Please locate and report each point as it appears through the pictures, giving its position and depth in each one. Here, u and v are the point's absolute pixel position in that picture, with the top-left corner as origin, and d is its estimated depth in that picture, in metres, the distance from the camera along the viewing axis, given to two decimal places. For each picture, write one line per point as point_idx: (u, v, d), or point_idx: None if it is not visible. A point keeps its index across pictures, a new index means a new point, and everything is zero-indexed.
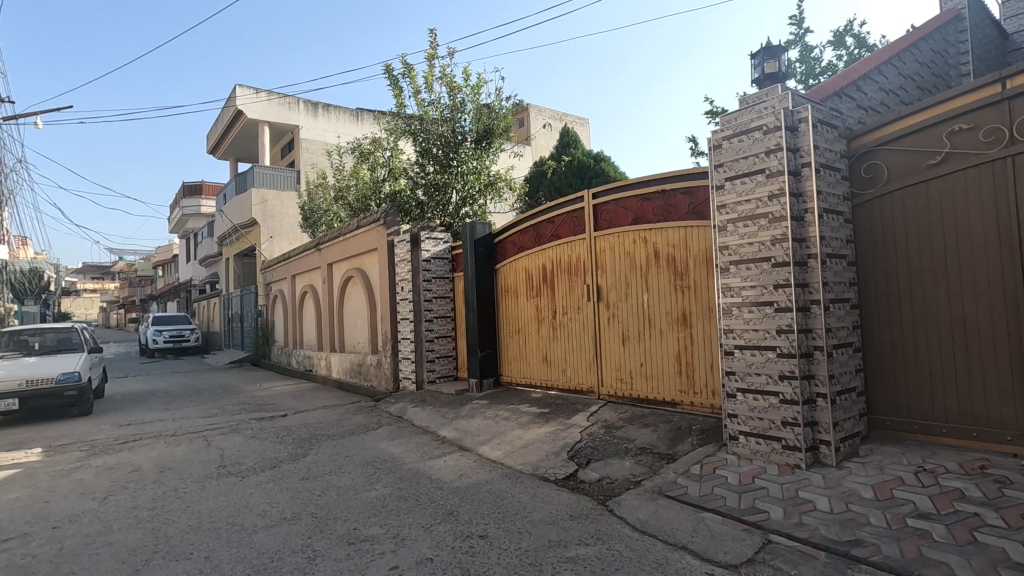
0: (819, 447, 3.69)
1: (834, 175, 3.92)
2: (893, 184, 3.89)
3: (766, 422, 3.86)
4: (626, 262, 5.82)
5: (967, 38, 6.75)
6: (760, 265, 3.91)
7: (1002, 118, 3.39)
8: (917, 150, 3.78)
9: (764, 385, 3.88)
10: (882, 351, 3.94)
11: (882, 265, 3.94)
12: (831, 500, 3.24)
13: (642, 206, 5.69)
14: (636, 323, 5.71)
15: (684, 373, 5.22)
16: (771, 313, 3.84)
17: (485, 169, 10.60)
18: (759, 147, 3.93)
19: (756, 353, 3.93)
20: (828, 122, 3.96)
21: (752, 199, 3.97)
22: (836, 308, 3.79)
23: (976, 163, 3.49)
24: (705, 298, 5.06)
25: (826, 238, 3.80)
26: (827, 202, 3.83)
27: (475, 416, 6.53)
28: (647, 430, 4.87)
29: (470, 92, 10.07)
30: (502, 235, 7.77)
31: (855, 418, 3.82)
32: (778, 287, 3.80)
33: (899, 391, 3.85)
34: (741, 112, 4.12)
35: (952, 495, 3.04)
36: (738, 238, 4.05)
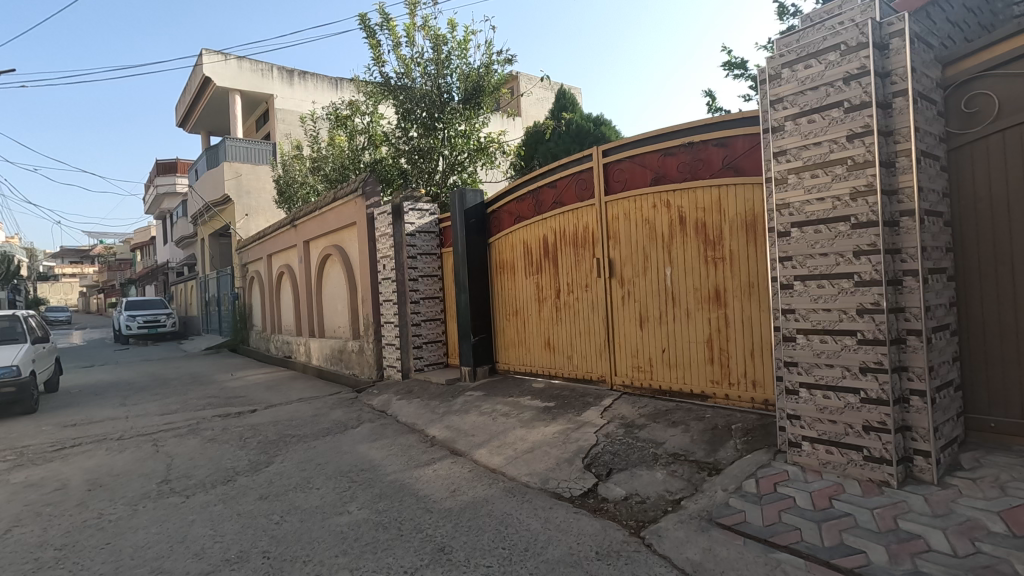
0: (913, 459, 2.89)
1: (930, 109, 3.05)
2: (1006, 118, 2.99)
3: (840, 426, 3.05)
4: (643, 231, 4.94)
5: None
6: (834, 227, 3.04)
7: None
8: None
9: (838, 380, 3.05)
10: (986, 335, 3.09)
11: (989, 227, 3.06)
12: (948, 534, 2.44)
13: (664, 163, 4.78)
14: (657, 303, 4.85)
15: (717, 361, 4.41)
16: (850, 289, 2.98)
17: (475, 132, 9.61)
18: (834, 73, 3.04)
19: (827, 339, 3.08)
20: (923, 40, 3.07)
21: (822, 141, 3.09)
22: (933, 280, 2.96)
23: None
24: (744, 271, 4.23)
25: (923, 189, 2.94)
26: (922, 142, 2.96)
27: (469, 411, 5.68)
28: (677, 430, 4.05)
29: (457, 45, 8.99)
30: (495, 204, 6.83)
31: (953, 419, 3.02)
32: (860, 254, 2.94)
33: (1009, 385, 3.03)
34: (805, 31, 3.22)
35: None
36: (803, 193, 3.17)
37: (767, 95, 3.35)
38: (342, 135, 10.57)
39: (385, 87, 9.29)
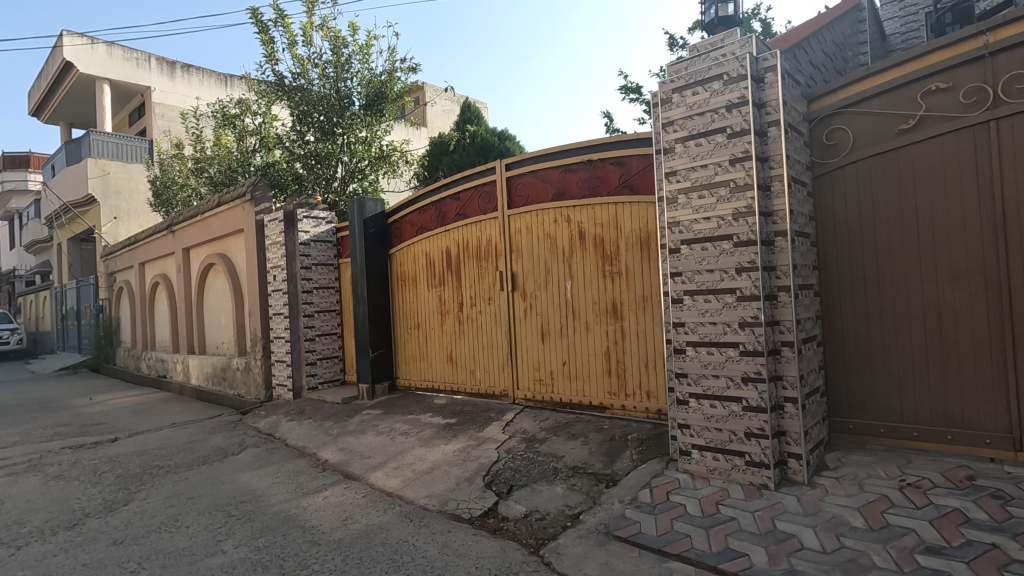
0: (787, 462, 3.10)
1: (798, 139, 3.35)
2: (859, 151, 3.35)
3: (725, 434, 3.21)
4: (545, 245, 4.99)
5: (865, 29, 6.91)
6: (718, 245, 3.22)
7: (985, 78, 2.94)
8: (886, 112, 3.26)
9: (722, 390, 3.21)
10: (845, 345, 3.42)
11: (847, 248, 3.40)
12: (818, 532, 2.62)
13: (565, 179, 4.87)
14: (558, 316, 4.91)
15: (614, 374, 4.52)
16: (732, 303, 3.17)
17: (376, 140, 9.32)
18: (718, 101, 3.24)
19: (714, 351, 3.25)
20: (792, 76, 3.37)
21: (709, 164, 3.28)
22: (803, 295, 3.22)
23: (955, 129, 3.02)
24: (639, 286, 4.39)
25: (793, 212, 3.21)
26: (793, 169, 3.24)
27: (365, 431, 5.38)
28: (577, 443, 4.08)
29: (358, 49, 8.69)
30: (397, 214, 6.61)
31: (819, 423, 3.29)
32: (741, 271, 3.13)
33: (864, 391, 3.35)
34: (692, 60, 3.42)
35: (955, 519, 2.51)
36: (691, 212, 3.34)
37: (660, 118, 3.51)
38: (229, 135, 9.80)
39: (279, 87, 8.76)
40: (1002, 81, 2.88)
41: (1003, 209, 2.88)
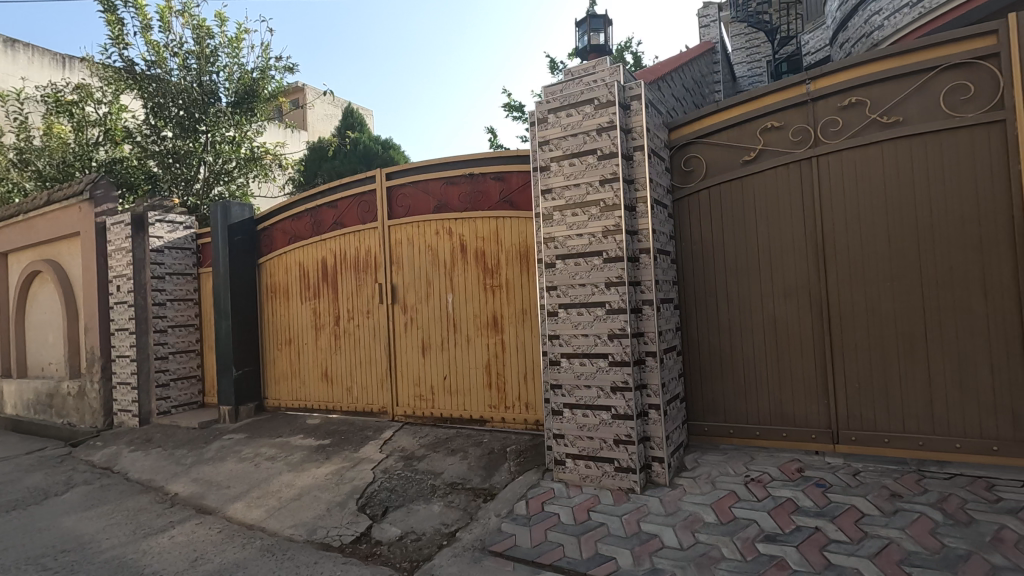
0: (651, 465, 3.30)
1: (660, 164, 3.62)
2: (710, 178, 3.70)
3: (596, 442, 3.34)
4: (426, 257, 4.91)
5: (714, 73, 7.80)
6: (590, 261, 3.38)
7: (807, 119, 3.39)
8: (732, 144, 3.64)
9: (594, 399, 3.35)
10: (700, 354, 3.73)
11: (702, 265, 3.73)
12: (676, 530, 2.80)
13: (447, 192, 4.85)
14: (438, 330, 4.84)
15: (494, 387, 4.55)
16: (602, 316, 3.33)
17: (246, 141, 8.65)
18: (590, 124, 3.41)
19: (585, 362, 3.38)
20: (654, 106, 3.64)
21: (580, 183, 3.43)
22: (664, 308, 3.47)
23: (786, 162, 3.45)
24: (518, 299, 4.47)
25: (656, 231, 3.46)
26: (655, 191, 3.49)
27: (225, 459, 4.88)
28: (456, 458, 4.03)
29: (226, 42, 8.05)
30: (267, 221, 6.15)
31: (679, 427, 3.55)
32: (610, 285, 3.30)
33: (716, 395, 3.68)
34: (566, 84, 3.58)
35: (788, 508, 2.82)
36: (565, 228, 3.47)
37: (536, 137, 3.62)
38: (63, 124, 8.52)
39: (130, 75, 7.88)
40: (821, 124, 3.35)
41: (823, 234, 3.33)
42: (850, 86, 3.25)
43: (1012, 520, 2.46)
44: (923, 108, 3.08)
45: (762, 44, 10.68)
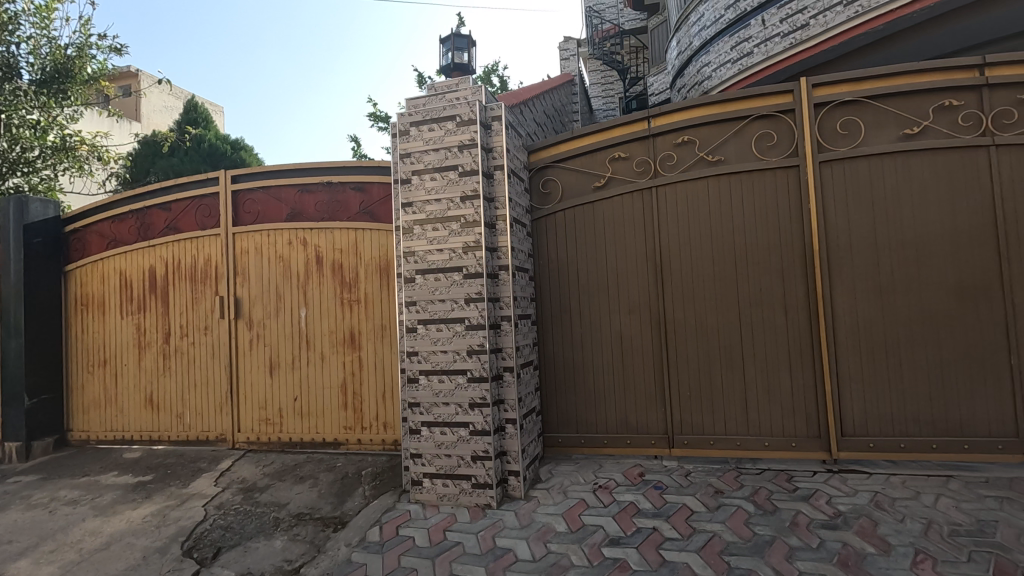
0: (507, 479, 3.34)
1: (519, 185, 3.74)
2: (564, 201, 3.91)
3: (454, 459, 3.30)
4: (276, 268, 4.54)
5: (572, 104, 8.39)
6: (450, 276, 3.36)
7: (648, 152, 3.74)
8: (585, 170, 3.89)
9: (452, 416, 3.31)
10: (555, 368, 3.89)
11: (557, 283, 3.91)
12: (529, 542, 2.85)
13: (302, 199, 4.54)
14: (288, 347, 4.48)
15: (351, 407, 4.32)
16: (462, 332, 3.32)
17: (53, 126, 7.31)
18: (451, 140, 3.42)
19: (444, 379, 3.34)
20: (514, 128, 3.76)
21: (442, 198, 3.42)
22: (521, 324, 3.57)
23: (630, 190, 3.76)
24: (378, 315, 4.31)
25: (515, 249, 3.55)
26: (514, 211, 3.60)
27: (7, 507, 4.00)
28: (304, 486, 3.73)
29: (32, 9, 6.83)
30: (79, 222, 5.27)
31: (535, 440, 3.65)
32: (470, 301, 3.31)
33: (569, 407, 3.86)
34: (429, 99, 3.56)
35: (630, 511, 3.01)
36: (425, 243, 3.43)
37: (397, 149, 3.54)
38: None
39: None
40: (659, 157, 3.71)
41: (661, 256, 3.67)
42: (683, 126, 3.64)
43: (805, 506, 2.87)
44: (740, 150, 3.55)
45: (615, 81, 11.87)
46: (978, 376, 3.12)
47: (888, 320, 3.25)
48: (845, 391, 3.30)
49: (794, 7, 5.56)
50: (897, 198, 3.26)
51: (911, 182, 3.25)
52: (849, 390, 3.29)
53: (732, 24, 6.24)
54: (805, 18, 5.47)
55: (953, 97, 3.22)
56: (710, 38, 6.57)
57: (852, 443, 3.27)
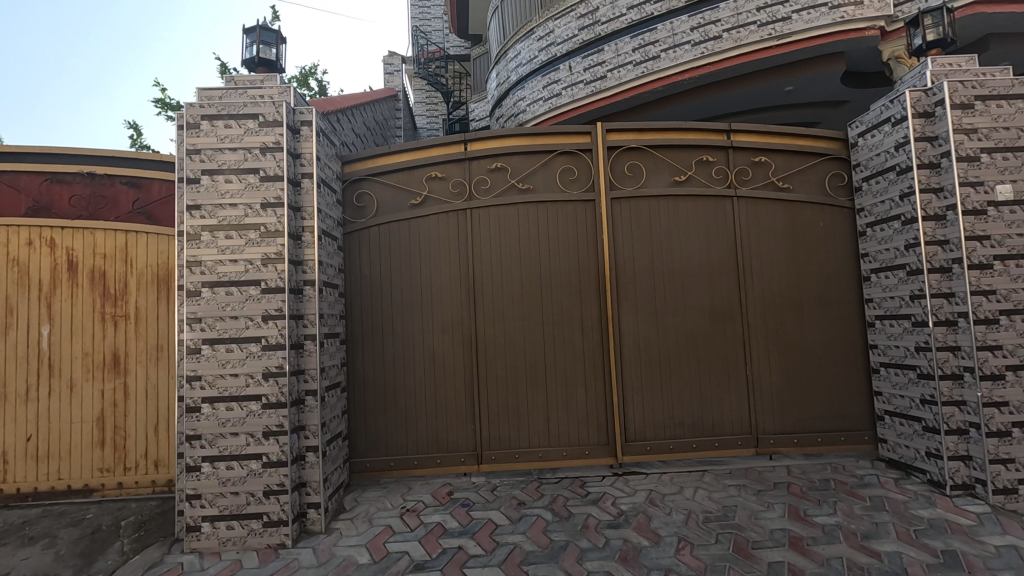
0: (306, 513, 3.07)
1: (330, 196, 3.54)
2: (379, 216, 3.81)
3: (242, 497, 2.93)
4: (6, 274, 3.61)
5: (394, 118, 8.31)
6: (245, 290, 3.02)
7: (464, 175, 3.84)
8: (401, 187, 3.85)
9: (242, 448, 2.94)
10: (364, 390, 3.72)
11: (370, 299, 3.77)
12: None
13: (49, 191, 3.70)
14: (20, 374, 3.57)
15: (109, 444, 3.59)
16: (257, 353, 2.99)
17: None
18: (252, 140, 3.10)
19: (233, 407, 2.96)
20: (327, 136, 3.56)
21: (238, 204, 3.07)
22: (328, 344, 3.35)
23: (446, 210, 3.81)
24: (151, 333, 3.69)
25: (322, 263, 3.34)
26: (324, 223, 3.39)
27: None
28: (33, 549, 2.96)
29: None
30: None
31: (339, 467, 3.42)
32: (267, 319, 3.01)
33: (379, 429, 3.71)
34: (227, 92, 3.18)
35: (436, 533, 2.97)
36: (215, 252, 3.04)
37: (183, 143, 3.09)
38: None
39: None
40: (474, 181, 3.83)
41: (473, 277, 3.77)
42: (497, 153, 3.82)
43: (595, 509, 3.15)
44: (546, 181, 3.84)
45: (439, 103, 12.14)
46: (724, 384, 3.77)
47: (661, 338, 3.77)
48: (628, 401, 3.72)
49: (595, 59, 6.33)
50: (669, 234, 3.83)
51: (679, 222, 3.84)
52: (631, 401, 3.73)
53: (544, 66, 6.82)
54: (604, 70, 6.25)
55: (709, 154, 3.91)
56: (525, 75, 7.08)
57: (634, 447, 3.69)
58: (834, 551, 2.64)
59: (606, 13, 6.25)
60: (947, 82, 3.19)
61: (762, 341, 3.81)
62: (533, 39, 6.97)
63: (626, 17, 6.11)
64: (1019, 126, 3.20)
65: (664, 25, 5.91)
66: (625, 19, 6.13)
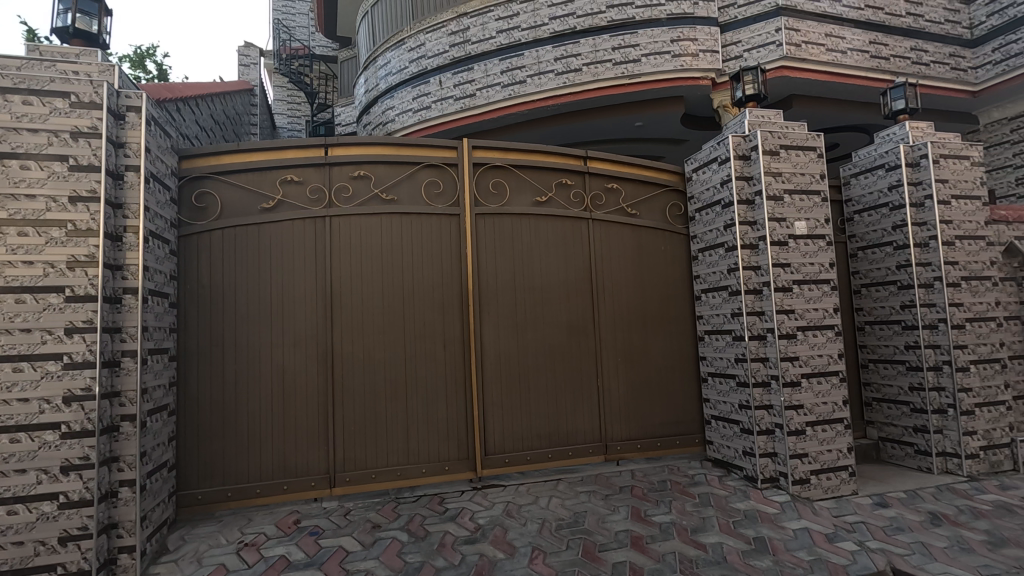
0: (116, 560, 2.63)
1: (162, 194, 3.14)
2: (223, 219, 3.47)
3: (27, 547, 2.44)
4: None
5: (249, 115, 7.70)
6: (44, 298, 2.54)
7: (323, 181, 3.64)
8: (250, 188, 3.54)
9: (31, 489, 2.46)
10: (199, 412, 3.33)
11: (209, 311, 3.41)
12: None
13: None
14: None
15: None
16: (57, 373, 2.52)
17: None
18: (61, 122, 2.65)
19: (20, 439, 2.46)
20: (161, 126, 3.17)
21: (38, 196, 2.60)
22: (153, 361, 2.93)
23: (302, 217, 3.58)
24: None
25: (149, 269, 2.93)
26: (152, 223, 2.98)
27: None
28: None
29: None
30: None
31: (162, 502, 3.00)
32: (72, 332, 2.56)
33: (215, 456, 3.33)
34: (29, 63, 2.69)
35: (279, 567, 2.72)
36: (3, 252, 2.53)
37: None
38: None
39: None
40: (334, 188, 3.64)
41: (331, 288, 3.57)
42: (360, 160, 3.68)
43: (452, 525, 3.11)
44: (411, 193, 3.78)
45: (302, 103, 11.46)
46: (578, 395, 3.98)
47: (521, 352, 3.88)
48: (489, 415, 3.76)
49: (464, 76, 6.43)
50: (530, 251, 3.97)
51: (539, 240, 4.00)
52: (492, 414, 3.77)
53: (414, 78, 6.77)
54: (473, 88, 6.37)
55: (568, 178, 4.13)
56: (394, 84, 6.97)
57: (493, 460, 3.73)
58: (669, 547, 2.88)
59: (477, 33, 6.40)
60: (760, 131, 3.74)
61: (612, 354, 4.09)
62: (403, 49, 6.90)
63: (495, 40, 6.31)
64: (812, 173, 3.83)
65: (530, 52, 6.19)
66: (495, 42, 6.32)
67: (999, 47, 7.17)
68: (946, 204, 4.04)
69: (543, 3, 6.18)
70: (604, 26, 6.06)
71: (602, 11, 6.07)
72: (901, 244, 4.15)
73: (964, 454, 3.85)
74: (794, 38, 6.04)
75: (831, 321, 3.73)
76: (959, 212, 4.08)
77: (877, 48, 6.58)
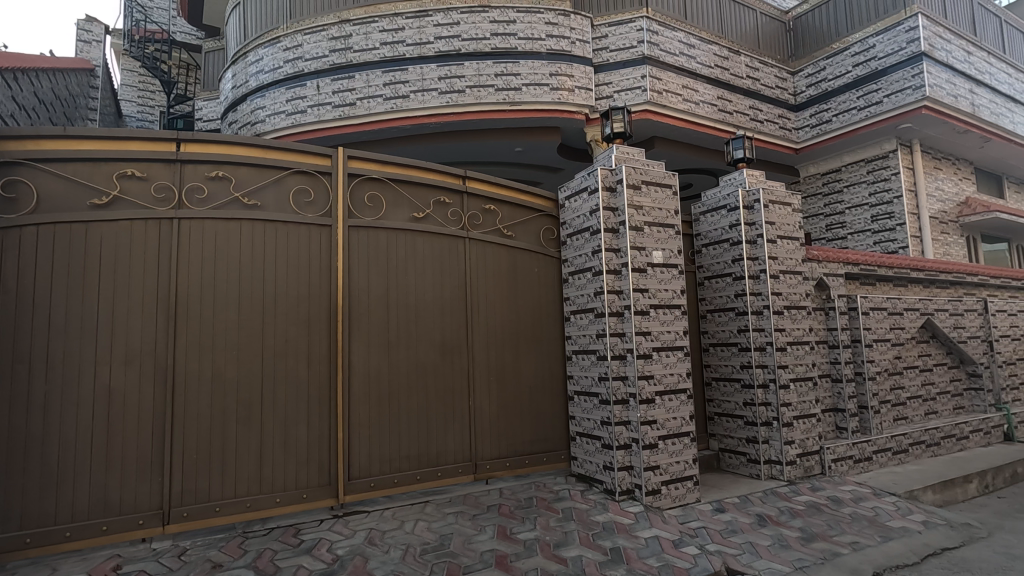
0: None
1: None
2: (40, 215, 2.98)
3: None
4: None
5: (89, 99, 6.81)
6: None
7: (172, 179, 3.27)
8: (79, 181, 3.08)
9: None
10: None
11: (15, 322, 2.88)
12: None
13: None
14: None
15: None
16: None
17: None
18: None
19: None
20: None
21: None
22: None
23: (144, 217, 3.17)
24: None
25: None
26: None
27: None
28: None
29: None
30: None
31: None
32: None
33: (11, 495, 2.79)
34: None
35: None
36: None
37: None
38: None
39: None
40: (185, 188, 3.29)
41: (175, 299, 3.19)
42: (218, 159, 3.36)
43: (307, 558, 2.89)
44: (277, 200, 3.53)
45: (157, 92, 10.30)
46: (449, 415, 3.93)
47: (392, 371, 3.75)
48: (354, 438, 3.57)
49: (344, 84, 6.21)
50: (405, 268, 3.89)
51: (415, 257, 3.93)
52: (358, 436, 3.58)
53: (288, 79, 6.40)
54: (352, 97, 6.17)
55: (446, 196, 4.13)
56: (265, 83, 6.53)
57: (356, 486, 3.54)
58: (531, 564, 2.93)
59: (359, 42, 6.25)
60: (624, 166, 4.05)
61: (485, 373, 4.12)
62: (278, 47, 6.51)
63: (379, 52, 6.20)
64: (668, 207, 4.21)
65: (414, 68, 6.17)
66: (378, 53, 6.21)
67: (815, 113, 8.55)
68: (773, 242, 4.68)
69: (429, 21, 6.22)
70: (488, 52, 6.24)
71: (486, 37, 6.26)
72: (739, 276, 4.70)
73: (785, 461, 4.41)
74: (656, 86, 6.74)
75: (681, 343, 4.10)
76: (783, 250, 4.73)
77: (724, 103, 7.51)
